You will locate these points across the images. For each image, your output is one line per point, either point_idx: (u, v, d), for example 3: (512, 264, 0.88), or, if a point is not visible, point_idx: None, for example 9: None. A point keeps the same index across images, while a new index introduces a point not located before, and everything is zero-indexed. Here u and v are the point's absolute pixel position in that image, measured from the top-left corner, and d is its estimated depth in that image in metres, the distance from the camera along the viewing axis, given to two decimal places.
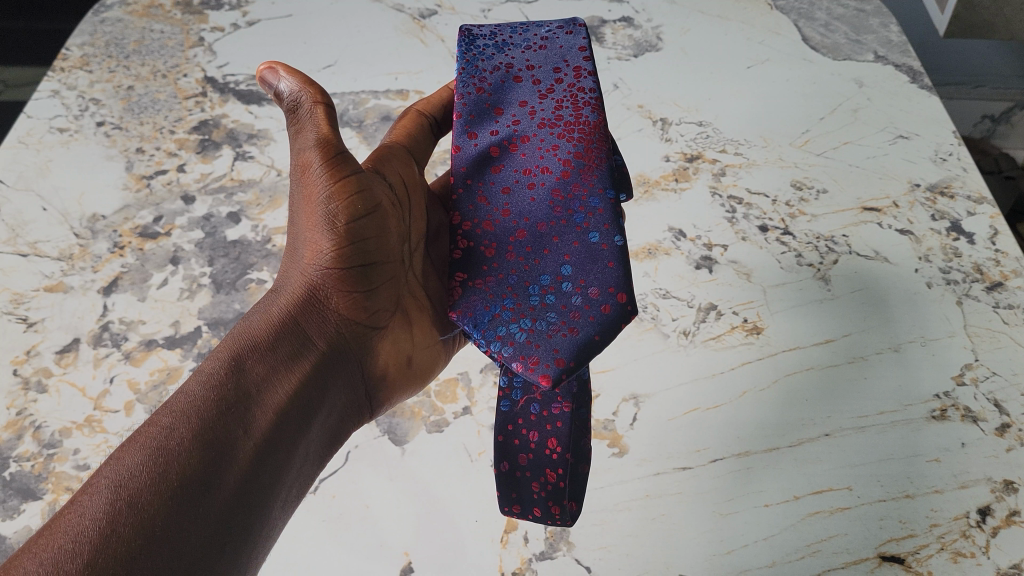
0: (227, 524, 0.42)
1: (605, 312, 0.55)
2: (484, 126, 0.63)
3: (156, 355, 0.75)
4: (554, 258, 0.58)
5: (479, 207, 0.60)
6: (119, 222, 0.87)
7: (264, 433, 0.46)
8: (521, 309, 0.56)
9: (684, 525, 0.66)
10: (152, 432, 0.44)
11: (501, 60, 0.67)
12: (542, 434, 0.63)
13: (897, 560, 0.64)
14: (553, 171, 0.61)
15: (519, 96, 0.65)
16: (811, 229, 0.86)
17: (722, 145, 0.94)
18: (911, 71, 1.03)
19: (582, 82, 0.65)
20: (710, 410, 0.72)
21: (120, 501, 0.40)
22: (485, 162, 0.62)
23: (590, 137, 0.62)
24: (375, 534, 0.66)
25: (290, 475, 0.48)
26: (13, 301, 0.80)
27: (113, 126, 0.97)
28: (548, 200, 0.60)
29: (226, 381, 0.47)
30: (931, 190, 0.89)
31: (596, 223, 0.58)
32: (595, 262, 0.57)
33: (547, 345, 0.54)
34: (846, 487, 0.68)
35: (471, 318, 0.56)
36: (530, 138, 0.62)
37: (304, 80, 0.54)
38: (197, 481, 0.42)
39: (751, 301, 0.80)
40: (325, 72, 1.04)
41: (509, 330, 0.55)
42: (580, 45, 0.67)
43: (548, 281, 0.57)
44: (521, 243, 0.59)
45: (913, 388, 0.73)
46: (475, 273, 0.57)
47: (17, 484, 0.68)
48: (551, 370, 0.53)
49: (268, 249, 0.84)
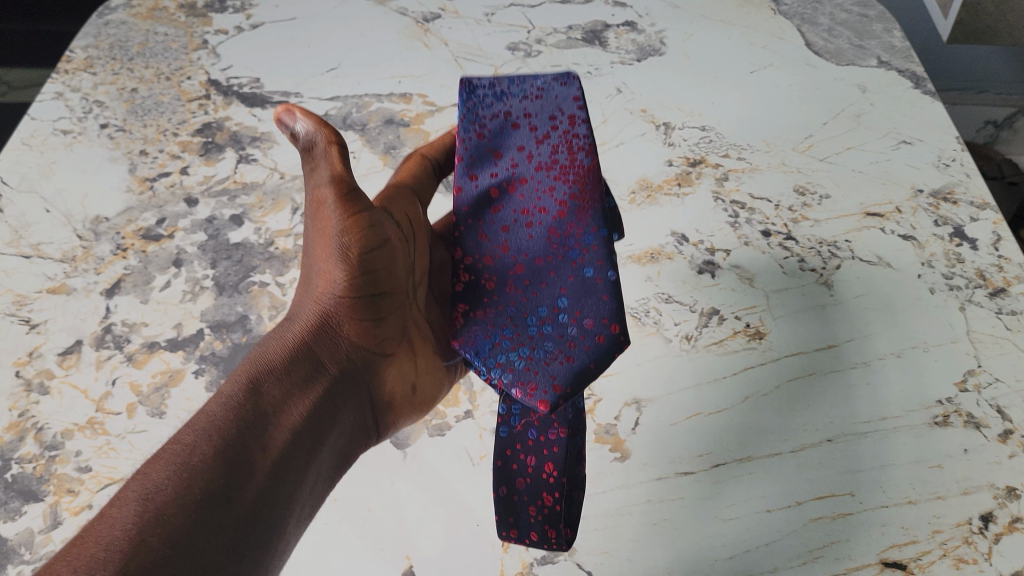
0: (246, 537, 0.42)
1: (599, 341, 0.59)
2: (484, 169, 0.64)
3: (158, 357, 0.75)
4: (551, 291, 0.61)
5: (479, 244, 0.63)
6: (122, 224, 0.87)
7: (282, 453, 0.47)
8: (520, 339, 0.60)
9: (686, 530, 0.66)
10: (173, 449, 0.43)
11: (499, 104, 0.65)
12: (541, 458, 0.63)
13: (898, 566, 0.64)
14: (550, 211, 0.63)
15: (516, 139, 0.64)
16: (813, 235, 0.86)
17: (725, 150, 0.95)
18: (914, 77, 1.03)
19: (576, 129, 0.63)
20: (712, 415, 0.72)
21: (147, 512, 0.40)
22: (486, 201, 0.64)
23: (585, 180, 0.63)
24: (379, 538, 0.66)
25: (303, 495, 0.48)
26: (16, 303, 0.80)
27: (116, 128, 0.97)
28: (545, 237, 0.63)
29: (246, 401, 0.48)
30: (934, 196, 0.89)
31: (590, 259, 0.61)
32: (589, 296, 0.61)
33: (545, 372, 0.59)
34: (848, 493, 0.68)
35: (473, 346, 0.60)
36: (528, 180, 0.64)
37: (318, 121, 0.54)
38: (217, 497, 0.42)
39: (754, 306, 0.80)
40: (328, 75, 1.04)
41: (509, 358, 0.59)
42: (576, 94, 0.64)
43: (545, 313, 0.61)
44: (520, 278, 0.62)
45: (915, 394, 0.73)
46: (476, 305, 0.62)
47: (19, 486, 0.67)
48: (549, 395, 0.58)
49: (271, 252, 0.84)
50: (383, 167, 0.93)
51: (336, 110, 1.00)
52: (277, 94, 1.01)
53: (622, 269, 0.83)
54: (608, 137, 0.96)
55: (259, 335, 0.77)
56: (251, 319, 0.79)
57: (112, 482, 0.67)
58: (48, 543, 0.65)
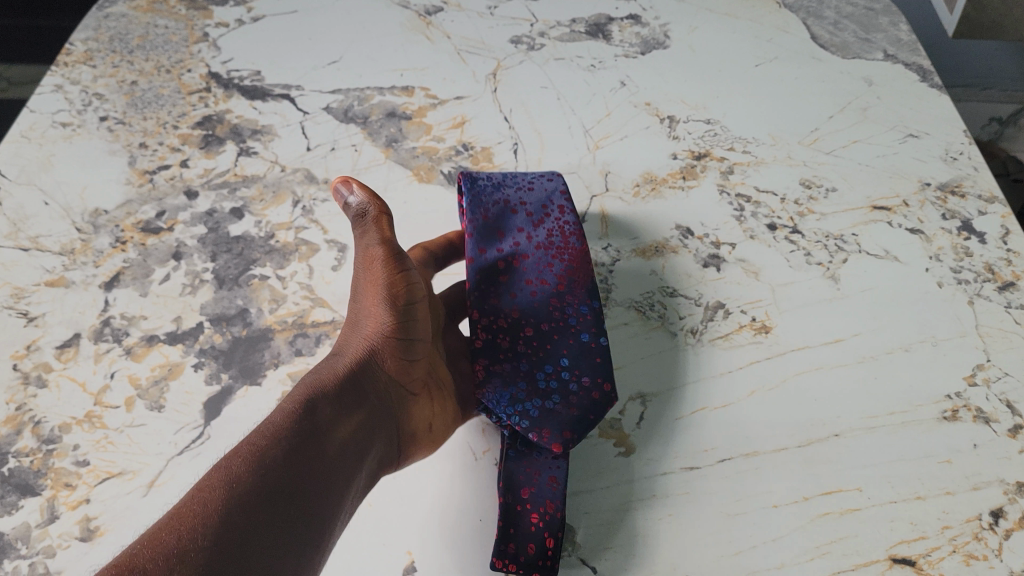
0: (302, 523, 0.52)
1: (597, 395, 0.69)
2: (491, 246, 0.76)
3: (157, 350, 0.74)
4: (554, 353, 0.71)
5: (492, 308, 0.73)
6: (121, 217, 0.86)
7: (331, 462, 0.57)
8: (532, 391, 0.69)
9: (693, 525, 0.65)
10: (247, 446, 0.54)
11: (500, 195, 0.79)
12: (541, 489, 0.65)
13: (908, 563, 0.63)
14: (550, 283, 0.75)
15: (516, 223, 0.78)
16: (820, 228, 0.85)
17: (730, 143, 0.94)
18: (920, 70, 1.02)
19: (567, 218, 0.78)
20: (718, 409, 0.71)
21: (227, 500, 0.50)
22: (494, 273, 0.75)
23: (578, 260, 0.76)
24: (380, 533, 0.64)
25: (348, 502, 0.57)
26: (14, 295, 0.79)
27: (115, 121, 0.96)
28: (547, 304, 0.74)
29: (301, 417, 0.58)
30: (942, 189, 0.88)
31: (585, 326, 0.72)
32: (588, 358, 0.71)
33: (555, 420, 0.67)
34: (856, 488, 0.67)
35: (492, 396, 0.68)
36: (529, 255, 0.76)
37: (370, 196, 0.74)
38: (279, 492, 0.52)
39: (759, 300, 0.79)
40: (330, 68, 1.03)
41: (524, 406, 0.68)
42: (563, 190, 0.80)
43: (549, 370, 0.71)
44: (528, 339, 0.72)
45: (923, 388, 0.72)
46: (493, 360, 0.70)
47: (15, 480, 0.66)
48: (561, 439, 0.66)
49: (272, 245, 0.84)
50: (385, 160, 0.92)
51: (337, 102, 0.99)
52: (278, 88, 1.00)
53: (627, 262, 0.82)
54: (612, 130, 0.96)
55: (259, 328, 0.77)
56: (251, 313, 0.78)
57: (110, 476, 0.67)
58: (44, 537, 0.64)
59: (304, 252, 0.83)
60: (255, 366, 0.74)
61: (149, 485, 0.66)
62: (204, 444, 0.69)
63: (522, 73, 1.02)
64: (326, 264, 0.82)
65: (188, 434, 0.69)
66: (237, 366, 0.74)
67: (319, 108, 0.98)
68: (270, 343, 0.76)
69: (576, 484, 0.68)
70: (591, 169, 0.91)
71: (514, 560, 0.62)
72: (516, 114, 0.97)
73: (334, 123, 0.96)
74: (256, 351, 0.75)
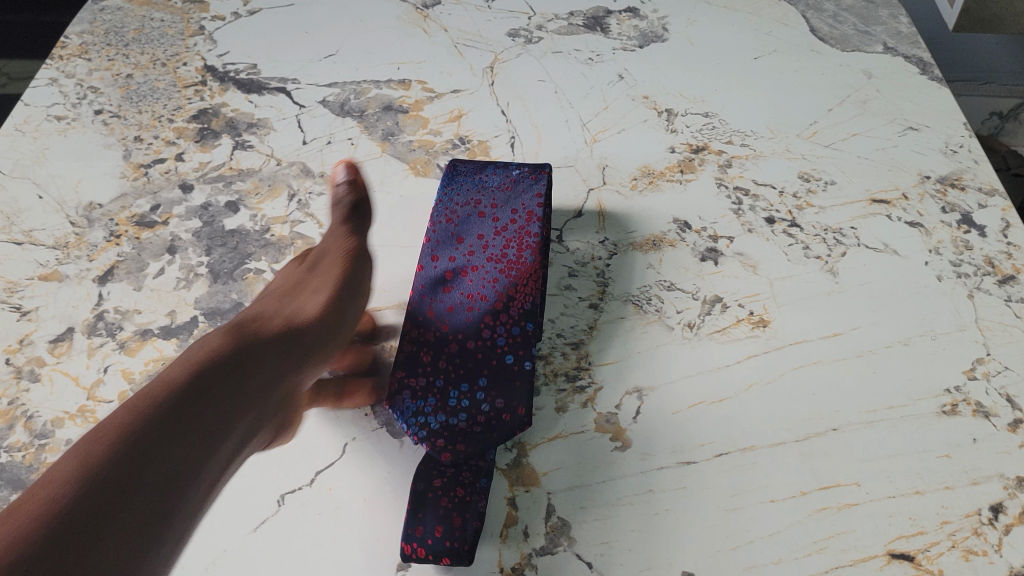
0: (158, 489, 0.49)
1: (508, 417, 0.65)
2: (445, 252, 0.75)
3: (151, 345, 0.74)
4: (475, 371, 0.67)
5: (425, 318, 0.71)
6: (116, 211, 0.86)
7: (223, 424, 0.55)
8: (439, 408, 0.66)
9: (690, 520, 0.64)
10: (112, 428, 0.50)
11: (472, 196, 0.79)
12: (455, 480, 0.64)
13: (906, 558, 0.62)
14: (489, 298, 0.71)
15: (477, 230, 0.76)
16: (818, 222, 0.84)
17: (728, 136, 0.93)
18: (921, 63, 1.02)
19: (531, 226, 0.75)
20: (715, 403, 0.71)
21: (84, 460, 0.48)
22: (439, 282, 0.73)
23: (524, 277, 0.72)
24: (376, 527, 0.64)
25: (201, 485, 0.52)
26: (7, 290, 0.79)
27: (111, 114, 0.96)
28: (481, 319, 0.70)
29: (200, 377, 0.56)
30: (941, 182, 0.87)
31: (513, 347, 0.68)
32: (506, 380, 0.67)
33: (453, 437, 0.64)
34: (854, 482, 0.66)
35: (397, 407, 0.66)
36: (477, 268, 0.73)
37: (350, 188, 0.79)
38: (140, 452, 0.50)
39: (757, 293, 0.78)
40: (326, 61, 1.02)
41: (425, 420, 0.65)
42: (539, 193, 0.78)
43: (465, 388, 0.66)
44: (451, 354, 0.68)
45: (922, 382, 0.72)
46: (409, 373, 0.68)
47: (7, 475, 0.66)
48: (451, 450, 0.64)
49: (267, 239, 0.83)
50: (381, 154, 0.92)
51: (334, 96, 0.98)
52: (274, 81, 1.00)
53: (624, 256, 0.82)
54: (609, 123, 0.95)
55: None
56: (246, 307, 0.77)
57: None
58: None
59: (299, 245, 0.82)
60: None
61: None
62: None
63: (519, 67, 1.02)
64: None
65: None
66: None
67: (315, 101, 0.97)
68: None
69: (573, 477, 0.67)
70: (588, 163, 0.91)
71: (422, 544, 0.61)
72: (513, 108, 0.97)
73: (330, 117, 0.96)
74: None
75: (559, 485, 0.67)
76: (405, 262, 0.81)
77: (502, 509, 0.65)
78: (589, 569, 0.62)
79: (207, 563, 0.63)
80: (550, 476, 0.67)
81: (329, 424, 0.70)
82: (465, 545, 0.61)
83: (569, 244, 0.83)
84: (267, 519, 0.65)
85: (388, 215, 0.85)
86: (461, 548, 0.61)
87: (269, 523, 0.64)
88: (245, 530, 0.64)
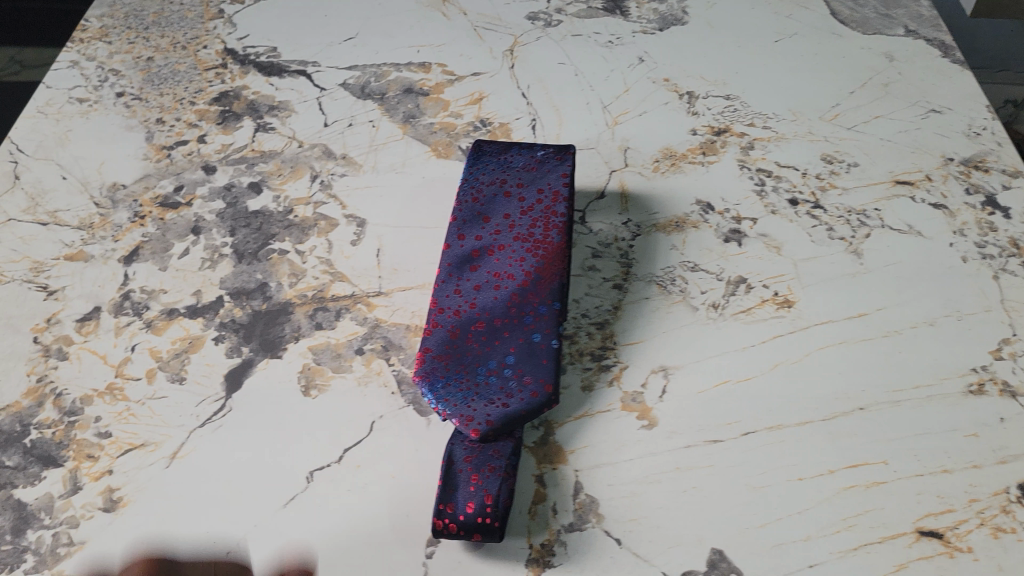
0: None
1: (534, 396, 0.65)
2: (472, 230, 0.76)
3: (178, 324, 0.75)
4: (502, 349, 0.68)
5: (452, 297, 0.72)
6: (139, 192, 0.86)
7: None
8: (468, 384, 0.66)
9: (718, 497, 0.65)
10: None
11: (498, 176, 0.79)
12: (483, 456, 0.64)
13: (935, 535, 0.62)
14: (516, 278, 0.72)
15: (504, 209, 0.77)
16: (842, 203, 0.84)
17: (750, 119, 0.93)
18: (942, 46, 1.01)
19: (556, 206, 0.75)
20: (741, 382, 0.71)
21: None
22: (466, 260, 0.74)
23: (551, 256, 0.72)
24: (404, 503, 0.64)
25: None
26: (34, 269, 0.79)
27: (132, 96, 0.96)
28: (507, 299, 0.71)
29: None
30: (965, 164, 0.87)
31: (540, 326, 0.68)
32: (533, 358, 0.67)
33: (482, 409, 0.65)
34: (881, 461, 0.66)
35: (427, 383, 0.67)
36: (504, 248, 0.74)
37: None
38: None
39: (782, 274, 0.78)
40: (346, 45, 1.02)
41: (454, 396, 0.66)
42: (564, 173, 0.78)
43: (493, 366, 0.67)
44: (479, 332, 0.69)
45: (947, 362, 0.72)
46: (438, 349, 0.68)
47: (39, 451, 0.67)
48: (481, 426, 0.64)
49: (291, 220, 0.83)
50: (402, 135, 0.91)
51: (354, 79, 0.98)
52: (294, 64, 1.00)
53: (647, 237, 0.82)
54: (630, 106, 0.95)
55: (279, 302, 0.76)
56: (271, 287, 0.78)
57: (132, 448, 0.67)
58: (67, 508, 0.65)
59: (323, 226, 0.82)
60: (276, 340, 0.74)
61: (171, 457, 0.67)
62: (226, 416, 0.69)
63: (539, 50, 1.02)
64: (345, 239, 0.81)
65: (209, 407, 0.70)
66: (258, 340, 0.74)
67: (335, 84, 0.97)
68: (291, 316, 0.75)
69: (600, 456, 0.67)
70: (610, 144, 0.91)
71: (452, 520, 0.61)
72: (533, 90, 0.96)
73: (350, 99, 0.96)
74: (277, 324, 0.75)
75: (587, 463, 0.67)
76: (428, 242, 0.81)
77: (531, 486, 0.66)
78: (617, 545, 0.63)
79: (236, 538, 0.63)
80: (577, 454, 0.67)
81: (356, 402, 0.70)
82: (496, 521, 0.61)
83: (592, 225, 0.83)
84: (295, 496, 0.65)
85: (410, 196, 0.85)
86: (491, 524, 0.60)
87: (298, 499, 0.65)
88: (274, 506, 0.64)
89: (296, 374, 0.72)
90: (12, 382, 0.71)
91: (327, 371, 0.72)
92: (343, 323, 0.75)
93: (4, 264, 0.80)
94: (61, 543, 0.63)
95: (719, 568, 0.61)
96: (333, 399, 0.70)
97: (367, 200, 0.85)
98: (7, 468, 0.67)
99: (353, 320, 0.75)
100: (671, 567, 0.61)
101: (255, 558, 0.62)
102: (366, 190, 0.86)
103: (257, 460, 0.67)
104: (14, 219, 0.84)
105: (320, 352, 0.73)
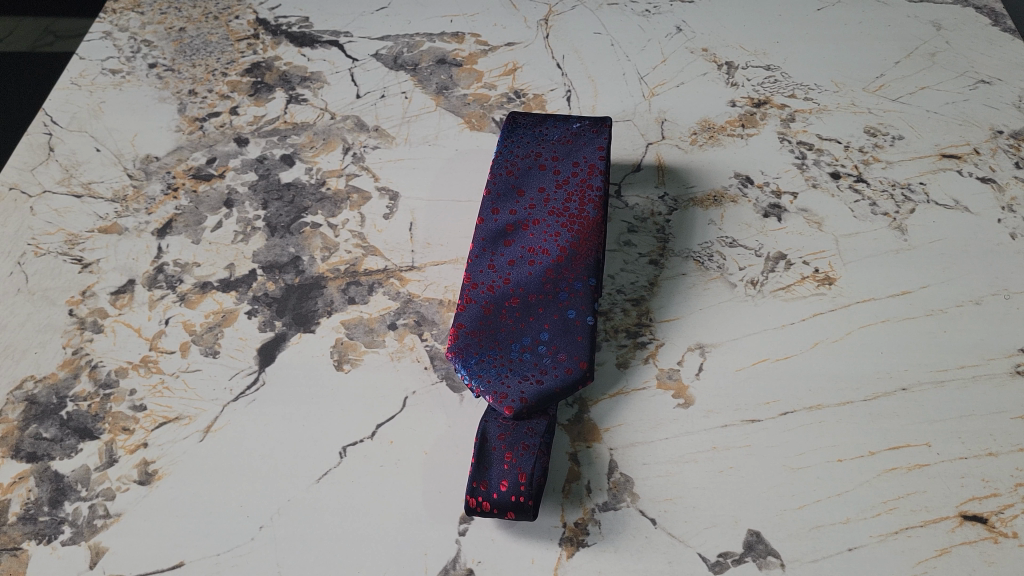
0: None
1: (568, 373, 0.64)
2: (506, 204, 0.75)
3: (211, 298, 0.75)
4: (537, 325, 0.67)
5: (485, 272, 0.71)
6: (173, 163, 0.86)
7: None
8: (502, 360, 0.65)
9: (753, 477, 0.64)
10: None
11: (533, 148, 0.78)
12: (517, 434, 0.63)
13: (979, 520, 0.61)
14: (551, 253, 0.71)
15: (539, 183, 0.76)
16: (885, 177, 0.82)
17: (791, 90, 0.90)
18: (993, 13, 0.98)
19: (592, 179, 0.74)
20: (780, 360, 0.69)
21: None
22: (501, 235, 0.73)
23: (587, 231, 0.71)
24: (436, 480, 0.64)
25: None
26: (68, 242, 0.80)
27: (165, 67, 0.96)
28: (543, 275, 0.70)
29: None
30: (1015, 137, 0.84)
31: (575, 303, 0.68)
32: (567, 335, 0.66)
33: (516, 386, 0.64)
34: (924, 443, 0.65)
35: (460, 358, 0.66)
36: (539, 222, 0.73)
37: None
38: None
39: (822, 251, 0.76)
40: (379, 15, 1.01)
41: (488, 372, 0.65)
42: (599, 146, 0.77)
43: (527, 342, 0.66)
44: (513, 309, 0.68)
45: (994, 341, 0.70)
46: (471, 325, 0.68)
47: (75, 423, 0.68)
48: (516, 403, 0.63)
49: (323, 192, 0.83)
50: (435, 108, 0.90)
51: (387, 49, 0.97)
52: (327, 34, 0.99)
53: (685, 212, 0.80)
54: (667, 77, 0.93)
55: (312, 276, 0.76)
56: (303, 261, 0.77)
57: (166, 421, 0.68)
58: (104, 480, 0.65)
59: (355, 199, 0.82)
60: (309, 314, 0.74)
61: (206, 431, 0.67)
62: (259, 390, 0.69)
63: (574, 19, 0.99)
64: (378, 212, 0.80)
65: (243, 380, 0.70)
66: (291, 314, 0.73)
67: (368, 54, 0.96)
68: (323, 291, 0.75)
69: (635, 435, 0.66)
70: (646, 117, 0.89)
71: (486, 498, 0.61)
72: (569, 60, 0.95)
73: (382, 70, 0.94)
74: (310, 298, 0.75)
75: (622, 441, 0.66)
76: (460, 216, 0.80)
77: (565, 464, 0.65)
78: (652, 525, 0.62)
79: (271, 512, 0.63)
80: (612, 432, 0.66)
81: (389, 377, 0.70)
82: (530, 499, 0.60)
83: (628, 200, 0.81)
84: (330, 470, 0.65)
85: (444, 168, 0.84)
86: (525, 503, 0.60)
87: (332, 474, 0.65)
88: (308, 480, 0.64)
89: (329, 348, 0.71)
90: (48, 354, 0.72)
91: (360, 346, 0.71)
92: (376, 298, 0.74)
93: (40, 237, 0.80)
94: (98, 515, 0.64)
95: (756, 550, 0.60)
96: (365, 374, 0.70)
97: (400, 172, 0.84)
98: (44, 439, 0.67)
99: (386, 295, 0.75)
100: (706, 548, 0.61)
101: (289, 533, 0.62)
102: (399, 163, 0.85)
103: (291, 434, 0.67)
104: (49, 191, 0.84)
105: (353, 327, 0.73)
